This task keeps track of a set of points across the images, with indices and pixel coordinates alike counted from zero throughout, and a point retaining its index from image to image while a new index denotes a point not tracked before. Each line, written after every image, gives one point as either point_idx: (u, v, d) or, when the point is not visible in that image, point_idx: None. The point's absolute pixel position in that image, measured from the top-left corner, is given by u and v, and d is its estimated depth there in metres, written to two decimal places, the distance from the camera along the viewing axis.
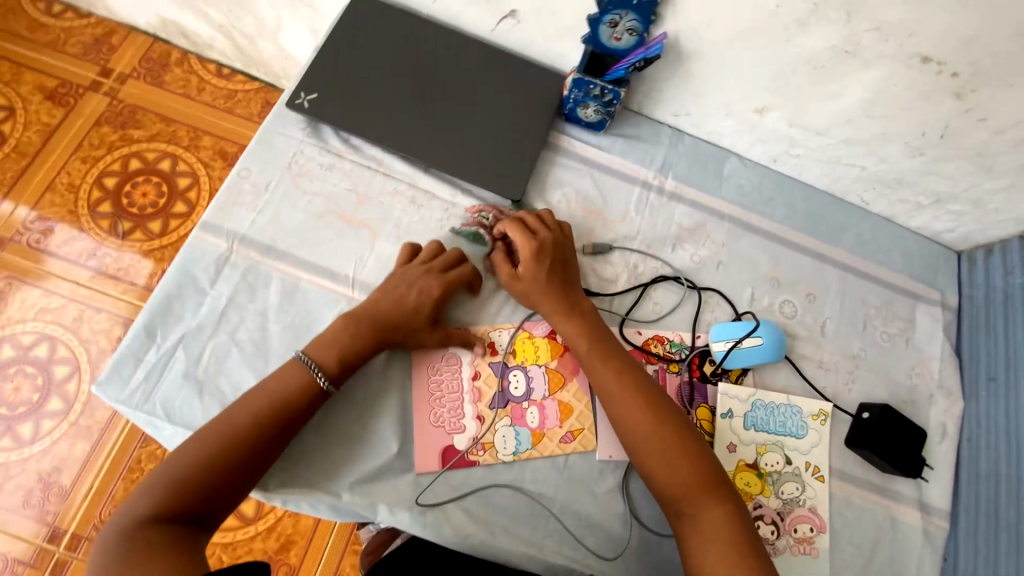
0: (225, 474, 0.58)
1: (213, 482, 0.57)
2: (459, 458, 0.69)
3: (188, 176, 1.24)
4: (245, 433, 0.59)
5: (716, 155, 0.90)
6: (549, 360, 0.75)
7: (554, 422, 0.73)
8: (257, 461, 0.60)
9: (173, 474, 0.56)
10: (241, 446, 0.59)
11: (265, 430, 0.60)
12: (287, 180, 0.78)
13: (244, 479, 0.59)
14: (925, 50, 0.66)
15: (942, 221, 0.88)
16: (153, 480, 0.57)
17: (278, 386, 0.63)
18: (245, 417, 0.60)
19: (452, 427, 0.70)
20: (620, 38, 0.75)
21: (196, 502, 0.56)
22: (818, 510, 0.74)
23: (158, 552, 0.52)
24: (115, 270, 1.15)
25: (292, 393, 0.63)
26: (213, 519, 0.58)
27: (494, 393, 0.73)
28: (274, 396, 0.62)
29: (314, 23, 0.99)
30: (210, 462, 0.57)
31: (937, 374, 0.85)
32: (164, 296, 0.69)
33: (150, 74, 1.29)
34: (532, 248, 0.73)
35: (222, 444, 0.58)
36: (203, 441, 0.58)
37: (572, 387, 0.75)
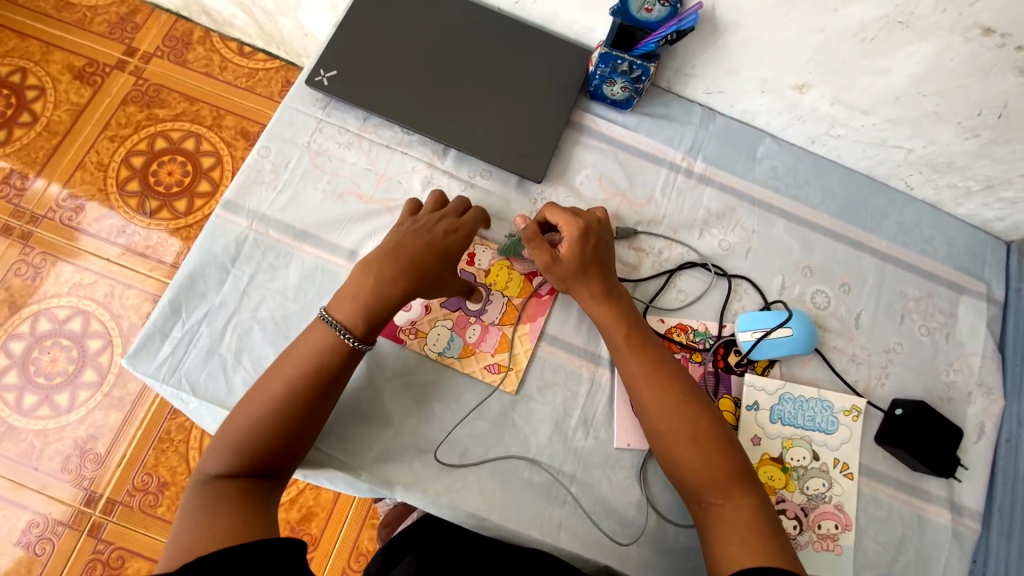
0: (280, 434, 0.58)
1: (270, 442, 0.58)
2: (393, 331, 0.72)
3: (211, 155, 1.25)
4: (291, 397, 0.59)
5: (749, 135, 0.85)
6: (515, 295, 0.75)
7: (488, 346, 0.73)
8: (308, 422, 0.60)
9: (233, 435, 0.58)
10: (291, 409, 0.59)
11: (306, 390, 0.60)
12: (307, 160, 0.77)
13: (300, 440, 0.60)
14: (988, 20, 0.60)
15: (993, 208, 0.83)
16: (216, 442, 0.58)
17: (314, 350, 0.62)
18: (288, 385, 0.60)
19: (402, 302, 0.73)
20: (651, 9, 0.70)
21: (258, 462, 0.57)
22: (844, 507, 0.72)
23: (232, 505, 0.55)
24: (143, 248, 1.18)
25: (330, 356, 0.62)
26: (284, 472, 0.59)
27: (451, 295, 0.74)
28: (313, 359, 0.61)
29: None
30: (263, 423, 0.58)
31: (977, 371, 0.80)
32: (187, 274, 0.70)
33: (174, 53, 1.30)
34: (574, 230, 0.70)
35: (270, 406, 0.59)
36: (254, 403, 0.59)
37: (522, 328, 0.75)
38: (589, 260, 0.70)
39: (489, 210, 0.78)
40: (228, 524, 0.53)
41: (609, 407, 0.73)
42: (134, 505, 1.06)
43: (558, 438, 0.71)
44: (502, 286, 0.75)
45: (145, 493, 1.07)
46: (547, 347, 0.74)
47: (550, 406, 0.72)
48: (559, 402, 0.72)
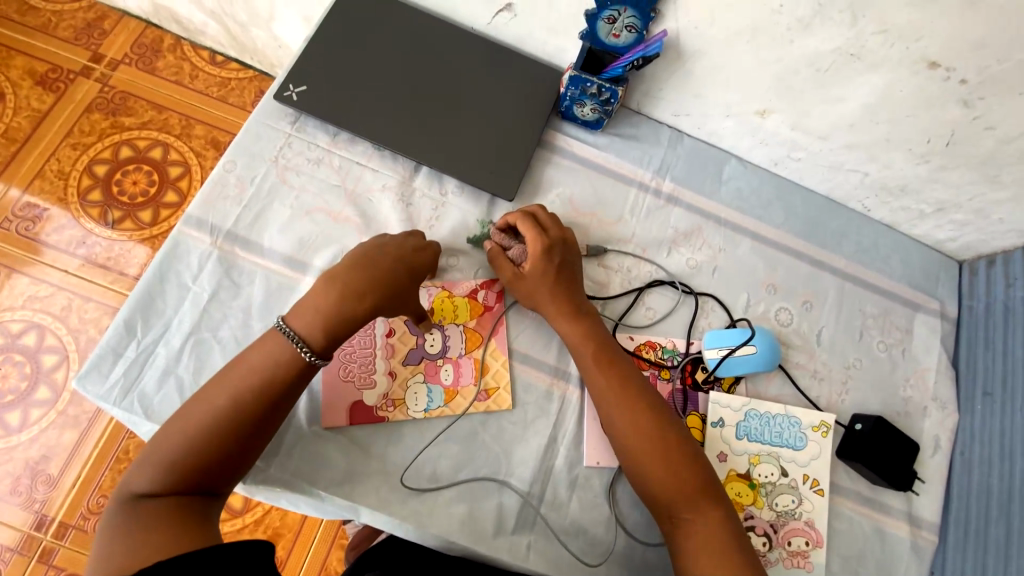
0: (222, 448, 0.57)
1: (210, 457, 0.56)
2: (370, 416, 0.68)
3: (179, 164, 1.22)
4: (237, 411, 0.58)
5: (715, 156, 0.88)
6: (469, 319, 0.74)
7: (468, 379, 0.72)
8: (255, 437, 0.59)
9: (170, 449, 0.56)
10: (236, 423, 0.57)
11: (256, 409, 0.58)
12: (274, 175, 0.76)
13: (244, 455, 0.58)
14: (933, 55, 0.63)
15: (944, 230, 0.86)
16: (150, 455, 0.56)
17: (268, 365, 0.60)
18: (231, 395, 0.58)
19: (363, 382, 0.69)
20: (619, 35, 0.72)
21: (197, 478, 0.55)
22: (814, 523, 0.73)
23: (172, 523, 0.53)
24: (104, 259, 1.14)
25: (280, 370, 0.60)
26: (226, 488, 0.58)
27: (408, 349, 0.72)
28: (264, 374, 0.59)
29: (307, 12, 0.96)
30: (205, 439, 0.56)
31: (932, 386, 0.83)
32: (144, 292, 0.68)
33: (142, 60, 1.27)
34: (540, 246, 0.71)
35: (214, 419, 0.57)
36: (196, 417, 0.57)
37: (490, 346, 0.74)
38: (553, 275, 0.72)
39: (459, 228, 0.78)
40: (166, 543, 0.51)
41: (579, 425, 0.73)
42: (88, 530, 1.01)
43: (527, 458, 0.70)
44: (450, 317, 0.74)
45: (100, 517, 1.02)
46: (516, 365, 0.74)
47: (519, 425, 0.72)
48: (529, 422, 0.72)
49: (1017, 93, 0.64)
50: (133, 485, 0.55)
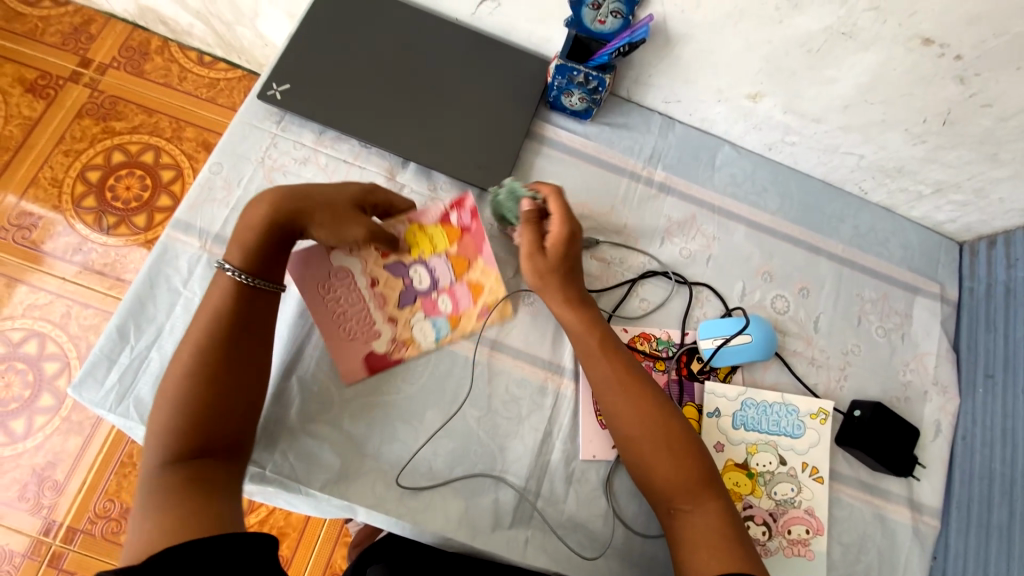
0: (207, 403, 0.57)
1: (198, 414, 0.57)
2: (386, 360, 0.70)
3: (171, 168, 1.21)
4: (200, 363, 0.58)
5: (707, 143, 0.86)
6: (448, 246, 0.74)
7: (467, 302, 0.74)
8: (236, 388, 0.59)
9: (163, 419, 0.56)
10: (205, 376, 0.58)
11: (225, 354, 0.59)
12: (260, 176, 0.75)
13: (237, 409, 0.59)
14: (927, 31, 0.62)
15: (944, 211, 0.85)
16: (154, 431, 0.57)
17: (208, 311, 0.61)
18: (201, 347, 0.59)
19: (367, 335, 0.71)
20: (604, 21, 0.70)
21: (198, 441, 0.56)
22: (815, 511, 0.73)
23: (185, 490, 0.54)
24: (101, 265, 1.14)
25: (222, 314, 0.60)
26: (234, 450, 0.59)
27: (398, 293, 0.72)
28: (213, 325, 0.60)
29: (291, 9, 0.95)
30: (183, 399, 0.57)
31: (933, 370, 0.82)
32: (135, 298, 0.68)
33: (131, 63, 1.26)
34: (563, 236, 0.69)
35: (184, 380, 0.57)
36: (171, 380, 0.58)
37: (478, 265, 0.75)
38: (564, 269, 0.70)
39: None
40: (181, 510, 0.52)
41: (575, 419, 0.73)
42: (96, 533, 1.02)
43: (523, 453, 0.70)
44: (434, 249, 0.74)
45: (108, 520, 1.03)
46: (510, 361, 0.74)
47: (514, 421, 0.71)
48: (524, 417, 0.72)
49: (1015, 68, 0.62)
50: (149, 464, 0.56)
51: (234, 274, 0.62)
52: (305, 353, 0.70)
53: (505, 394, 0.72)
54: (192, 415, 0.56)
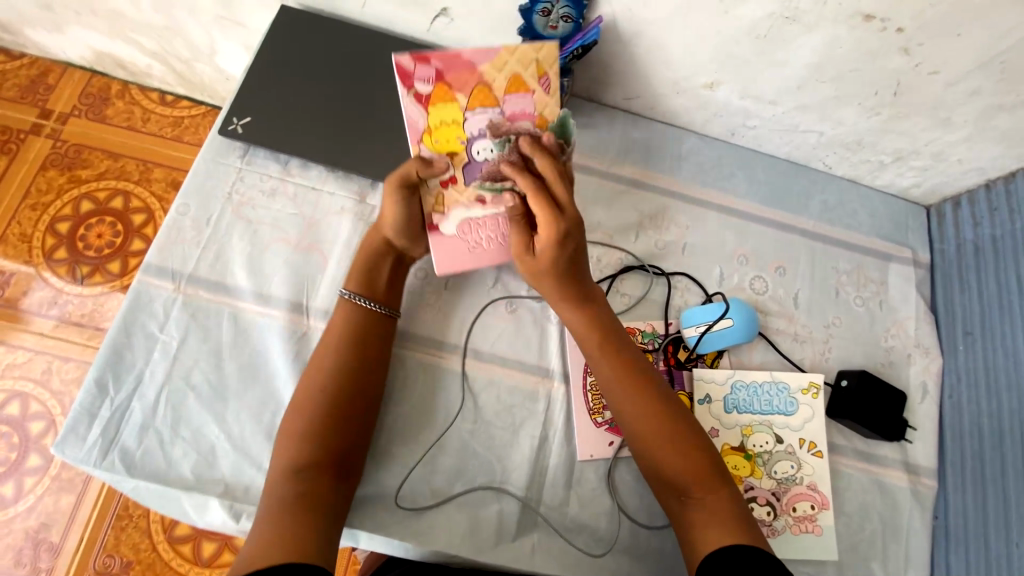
0: (334, 417, 0.63)
1: (324, 425, 0.62)
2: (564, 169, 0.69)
3: (141, 211, 1.20)
4: (336, 378, 0.64)
5: (672, 135, 0.88)
6: (458, 103, 0.66)
7: (524, 105, 0.67)
8: (360, 407, 0.65)
9: (299, 426, 0.62)
10: (334, 390, 0.63)
11: (358, 376, 0.65)
12: (229, 212, 0.75)
13: (356, 422, 0.64)
14: (867, 7, 0.63)
15: (906, 177, 0.87)
16: (284, 436, 0.62)
17: (340, 328, 0.67)
18: (342, 364, 0.65)
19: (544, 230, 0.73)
20: (556, 27, 0.71)
21: (325, 450, 0.61)
22: (817, 485, 0.73)
23: (300, 496, 0.57)
24: (78, 317, 1.12)
25: (363, 330, 0.67)
26: (349, 467, 0.62)
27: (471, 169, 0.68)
28: (351, 341, 0.66)
29: (248, 41, 0.94)
30: (320, 408, 0.62)
31: (914, 334, 0.84)
32: (111, 348, 0.68)
33: (92, 110, 1.25)
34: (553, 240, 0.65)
35: (318, 392, 0.63)
36: (304, 391, 0.64)
37: (495, 83, 0.66)
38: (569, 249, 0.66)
39: None
40: (293, 517, 0.55)
41: (569, 421, 0.73)
42: None
43: (520, 460, 0.70)
44: (455, 109, 0.65)
45: None
46: (498, 370, 0.73)
47: (508, 430, 0.71)
48: (518, 424, 0.72)
49: (955, 35, 0.64)
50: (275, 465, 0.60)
51: (371, 305, 0.68)
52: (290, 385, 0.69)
53: (496, 404, 0.72)
54: (325, 428, 0.62)
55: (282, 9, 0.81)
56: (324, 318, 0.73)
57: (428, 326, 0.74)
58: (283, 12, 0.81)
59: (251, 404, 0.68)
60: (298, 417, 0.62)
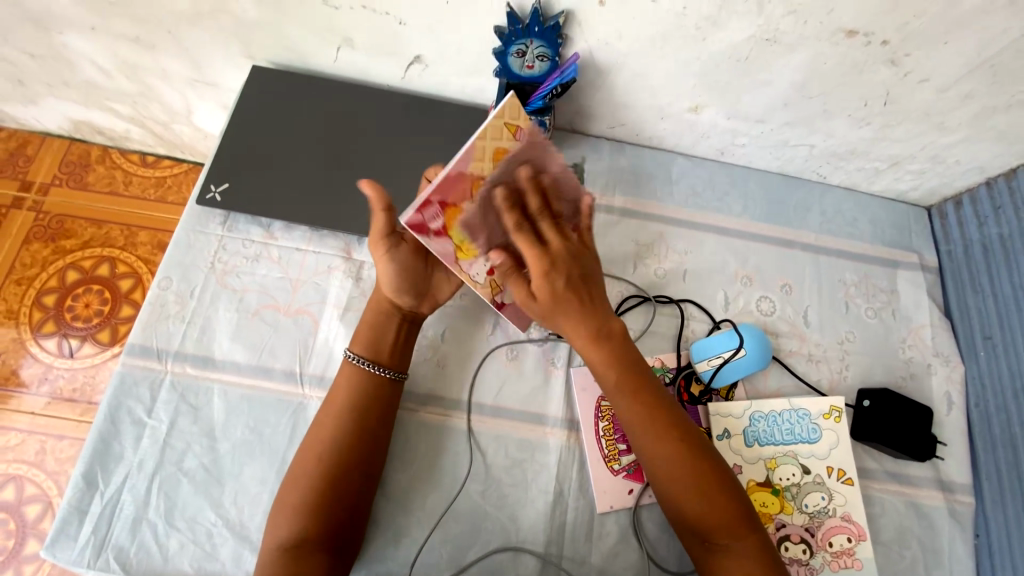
0: (329, 492, 0.59)
1: (319, 501, 0.58)
2: None
3: (129, 276, 1.14)
4: (335, 449, 0.60)
5: (660, 160, 0.86)
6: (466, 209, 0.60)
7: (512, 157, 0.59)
8: (360, 479, 0.61)
9: (294, 500, 0.58)
10: (332, 465, 0.60)
11: (353, 447, 0.61)
12: (214, 281, 0.73)
13: (355, 495, 0.60)
14: (849, 23, 0.62)
15: (904, 181, 0.85)
16: (279, 511, 0.58)
17: (349, 395, 0.64)
18: (338, 435, 0.61)
19: None
20: (532, 66, 0.69)
21: (318, 530, 0.57)
22: (851, 516, 0.70)
23: None
24: (71, 391, 1.06)
25: (365, 396, 0.64)
26: (342, 544, 0.59)
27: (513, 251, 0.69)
28: (351, 409, 0.63)
29: (224, 100, 0.92)
30: (317, 483, 0.59)
31: (931, 342, 0.80)
32: (98, 439, 0.65)
33: (73, 178, 1.19)
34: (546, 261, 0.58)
35: (316, 464, 0.60)
36: (301, 464, 0.60)
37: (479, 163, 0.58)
38: (560, 277, 0.58)
39: None
40: None
41: (583, 471, 0.69)
42: None
43: (536, 519, 0.67)
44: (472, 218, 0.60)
45: None
46: (505, 424, 0.70)
47: (521, 486, 0.68)
48: (530, 480, 0.68)
49: (942, 43, 0.62)
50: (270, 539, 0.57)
51: (386, 372, 0.66)
52: (290, 461, 0.66)
53: (505, 460, 0.69)
54: (318, 504, 0.58)
55: (252, 69, 0.80)
56: (319, 386, 0.70)
57: (430, 384, 0.71)
58: (256, 73, 0.80)
59: (248, 486, 0.65)
60: (293, 491, 0.58)
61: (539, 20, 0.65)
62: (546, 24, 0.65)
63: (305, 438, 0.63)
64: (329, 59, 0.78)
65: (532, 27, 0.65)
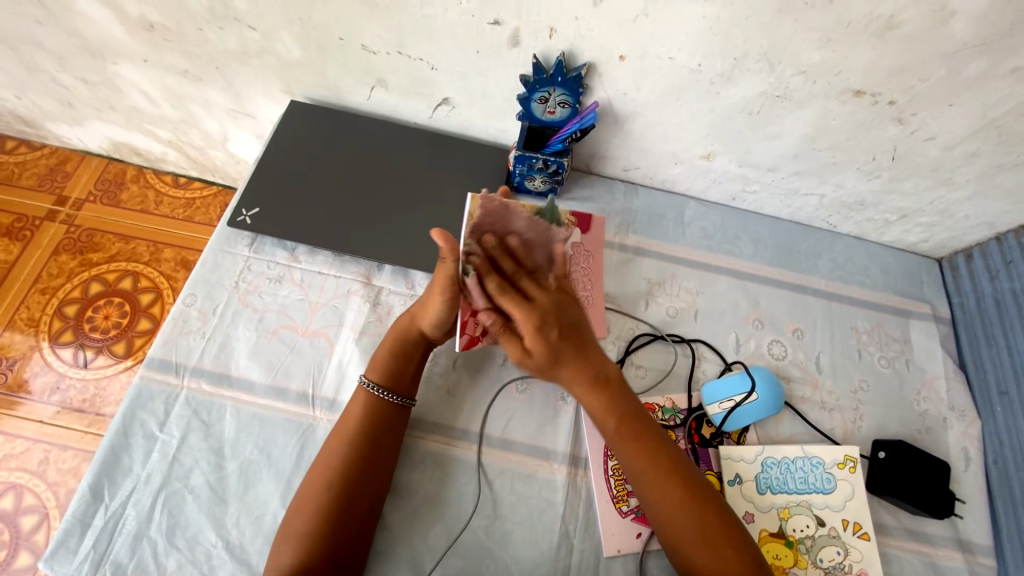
0: (333, 520, 0.59)
1: (324, 529, 0.58)
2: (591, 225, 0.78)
3: (150, 290, 1.17)
4: (339, 478, 0.60)
5: (673, 202, 0.89)
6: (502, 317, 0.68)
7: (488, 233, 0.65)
8: (363, 506, 0.61)
9: (300, 526, 0.58)
10: (336, 493, 0.60)
11: (359, 475, 0.61)
12: (236, 300, 0.76)
13: (357, 525, 0.60)
14: (856, 84, 0.65)
15: (913, 233, 0.86)
16: (284, 537, 0.58)
17: (358, 420, 0.64)
18: (344, 461, 0.61)
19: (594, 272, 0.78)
20: (554, 111, 0.73)
21: (321, 559, 0.57)
22: (868, 573, 0.67)
23: None
24: (80, 402, 1.07)
25: (375, 423, 0.64)
26: (344, 574, 0.58)
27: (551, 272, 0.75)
28: (356, 437, 0.63)
29: (259, 130, 0.97)
30: (321, 512, 0.59)
31: (946, 394, 0.79)
32: (108, 451, 0.65)
33: (107, 195, 1.25)
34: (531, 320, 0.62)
35: (321, 492, 0.60)
36: (307, 491, 0.60)
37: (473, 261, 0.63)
38: (551, 330, 0.63)
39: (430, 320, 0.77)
40: None
41: (590, 511, 0.68)
42: None
43: (540, 559, 0.65)
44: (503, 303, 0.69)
45: None
46: (512, 458, 0.70)
47: (525, 523, 0.66)
48: (535, 517, 0.67)
49: (947, 105, 0.65)
50: (274, 566, 0.56)
51: (390, 397, 0.66)
52: (295, 484, 0.66)
53: (511, 494, 0.68)
54: (322, 532, 0.58)
55: (292, 103, 0.86)
56: (330, 409, 0.70)
57: (438, 413, 0.71)
58: (293, 107, 0.85)
59: (251, 507, 0.64)
60: (300, 517, 0.59)
61: (563, 71, 0.69)
62: (569, 75, 0.69)
63: (316, 463, 0.63)
64: (363, 97, 0.83)
65: (556, 76, 0.69)
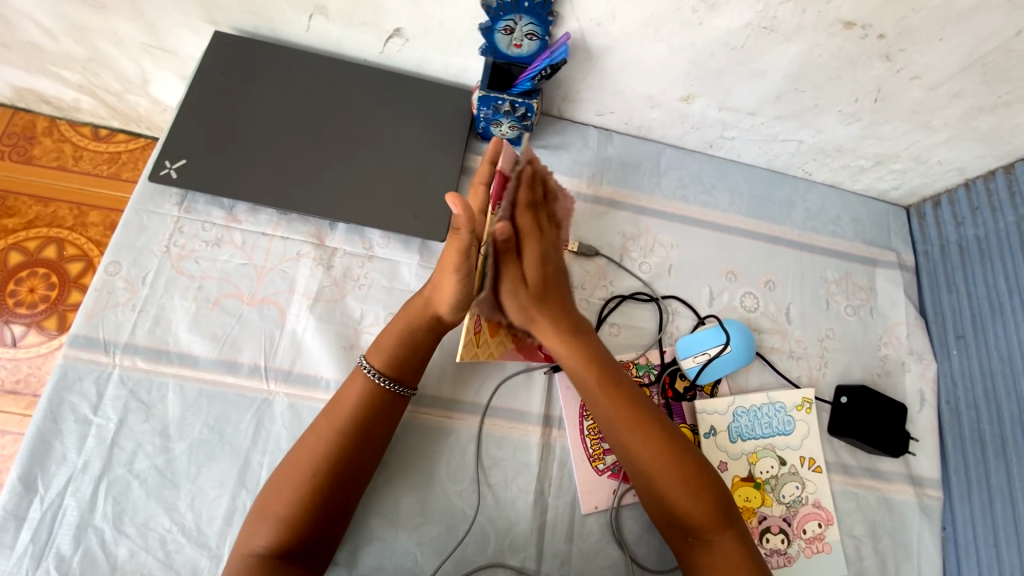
0: (312, 507, 0.55)
1: (302, 517, 0.54)
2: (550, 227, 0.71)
3: (80, 259, 1.05)
4: (323, 469, 0.56)
5: (649, 151, 0.84)
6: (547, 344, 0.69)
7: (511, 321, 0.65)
8: (347, 491, 0.58)
9: (274, 513, 0.54)
10: (319, 482, 0.55)
11: (340, 465, 0.57)
12: (169, 267, 0.68)
13: (339, 509, 0.57)
14: (847, 14, 0.60)
15: (886, 180, 0.85)
16: (253, 520, 0.55)
17: (347, 408, 0.59)
18: (326, 451, 0.57)
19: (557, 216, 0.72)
20: (520, 45, 0.66)
21: (297, 544, 0.54)
22: (822, 503, 0.70)
23: None
24: (13, 383, 0.97)
25: (367, 411, 0.59)
26: (320, 557, 0.56)
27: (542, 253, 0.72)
28: (346, 427, 0.58)
29: (183, 70, 0.84)
30: (300, 500, 0.54)
31: (906, 340, 0.81)
32: (36, 439, 0.59)
33: (15, 150, 1.09)
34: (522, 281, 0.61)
35: (300, 481, 0.55)
36: (284, 477, 0.56)
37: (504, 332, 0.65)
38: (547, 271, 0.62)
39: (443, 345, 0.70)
40: None
41: (564, 469, 0.67)
42: None
43: (515, 520, 0.64)
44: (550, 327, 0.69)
45: None
46: (484, 423, 0.67)
47: (499, 488, 0.65)
48: (510, 480, 0.66)
49: (937, 39, 0.61)
50: (246, 550, 0.53)
51: (388, 385, 0.61)
52: (253, 462, 0.62)
53: (484, 459, 0.66)
54: (299, 521, 0.54)
55: (216, 34, 0.74)
56: (287, 381, 0.65)
57: (434, 386, 0.68)
58: (218, 40, 0.73)
59: (206, 488, 0.60)
60: (273, 503, 0.55)
61: None
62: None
63: (294, 443, 0.59)
64: (301, 27, 0.72)
65: (522, 2, 0.61)
